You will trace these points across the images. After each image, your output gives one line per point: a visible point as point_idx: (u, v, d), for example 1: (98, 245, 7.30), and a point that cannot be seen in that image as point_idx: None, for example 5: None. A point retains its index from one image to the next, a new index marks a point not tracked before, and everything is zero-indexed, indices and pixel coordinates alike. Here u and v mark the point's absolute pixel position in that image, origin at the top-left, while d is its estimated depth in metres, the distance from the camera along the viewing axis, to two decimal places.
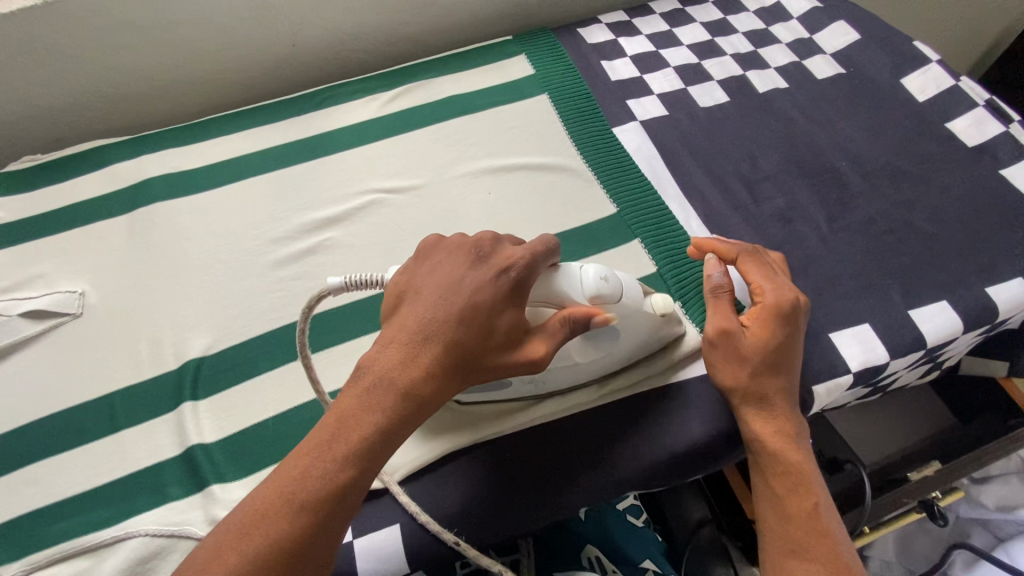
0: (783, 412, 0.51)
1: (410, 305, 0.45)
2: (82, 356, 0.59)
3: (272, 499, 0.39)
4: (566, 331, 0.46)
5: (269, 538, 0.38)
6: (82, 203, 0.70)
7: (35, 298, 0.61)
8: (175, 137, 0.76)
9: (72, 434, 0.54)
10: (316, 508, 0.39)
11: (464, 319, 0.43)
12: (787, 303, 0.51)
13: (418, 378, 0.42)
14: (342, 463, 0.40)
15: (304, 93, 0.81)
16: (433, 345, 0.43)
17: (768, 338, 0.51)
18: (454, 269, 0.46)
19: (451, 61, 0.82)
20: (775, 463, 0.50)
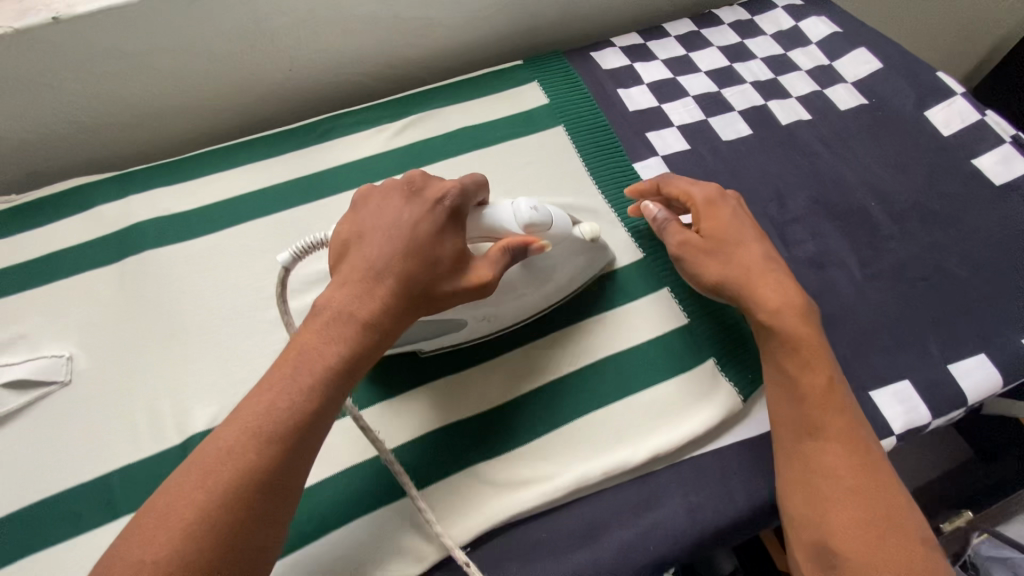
0: (814, 346, 0.51)
1: (356, 245, 0.49)
2: (73, 431, 0.54)
3: (236, 437, 0.41)
4: (506, 260, 0.50)
5: (240, 470, 0.39)
6: (65, 251, 0.64)
7: (17, 366, 0.56)
8: (164, 175, 0.70)
9: (67, 521, 0.50)
10: (284, 437, 0.41)
11: (411, 251, 0.47)
12: (719, 206, 0.58)
13: (373, 308, 0.46)
14: (307, 391, 0.43)
15: (302, 123, 0.75)
16: (384, 280, 0.47)
17: (718, 225, 0.57)
18: (393, 210, 0.50)
19: (459, 89, 0.78)
20: (786, 344, 0.51)
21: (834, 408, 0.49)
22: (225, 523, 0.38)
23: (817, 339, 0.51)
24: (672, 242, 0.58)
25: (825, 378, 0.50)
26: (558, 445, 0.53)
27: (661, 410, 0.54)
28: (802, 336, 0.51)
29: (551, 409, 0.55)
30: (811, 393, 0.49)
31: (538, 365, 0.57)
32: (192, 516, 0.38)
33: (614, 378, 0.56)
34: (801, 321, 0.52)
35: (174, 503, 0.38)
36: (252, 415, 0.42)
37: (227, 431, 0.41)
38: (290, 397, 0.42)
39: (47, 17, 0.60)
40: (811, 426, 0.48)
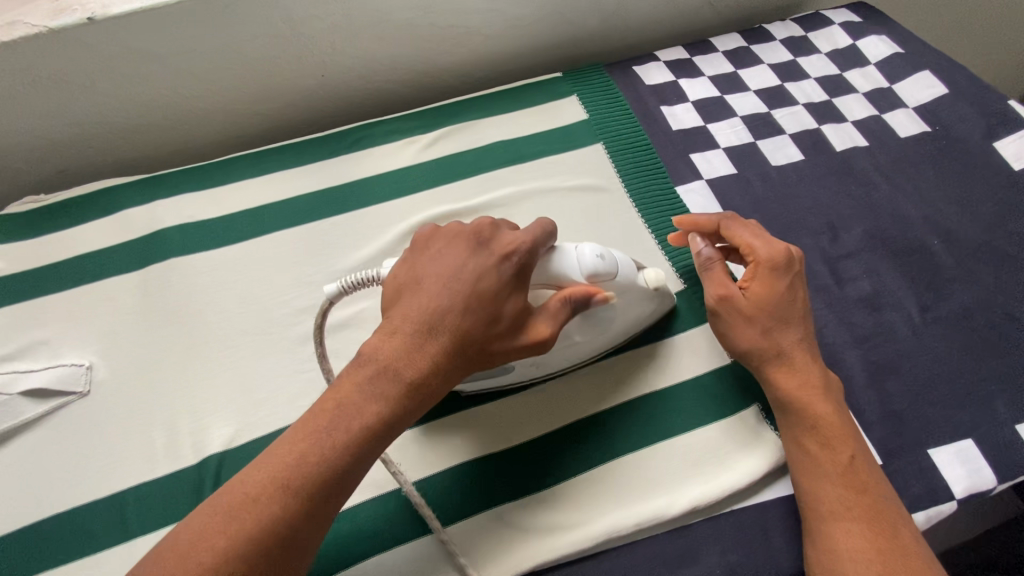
0: (836, 416, 0.49)
1: (413, 287, 0.44)
2: (89, 445, 0.53)
3: (265, 483, 0.38)
4: (566, 312, 0.46)
5: (261, 522, 0.37)
6: (90, 255, 0.63)
7: (37, 373, 0.55)
8: (193, 180, 0.69)
9: (79, 540, 0.49)
10: (311, 496, 0.38)
11: (473, 312, 0.43)
12: (777, 266, 0.53)
13: (420, 367, 0.42)
14: (341, 449, 0.40)
15: (333, 131, 0.73)
16: (438, 334, 0.43)
17: (768, 292, 0.52)
18: (457, 256, 0.45)
19: (495, 101, 0.75)
20: (806, 420, 0.49)
21: (858, 483, 0.46)
22: (246, 572, 0.36)
23: (839, 411, 0.49)
24: (710, 293, 0.53)
25: (846, 454, 0.47)
26: (591, 489, 0.50)
27: (701, 458, 0.51)
28: (822, 410, 0.49)
29: (584, 450, 0.52)
30: (832, 468, 0.47)
31: (571, 401, 0.54)
32: (205, 566, 0.35)
33: (654, 420, 0.53)
34: (819, 391, 0.50)
35: (188, 546, 0.36)
36: (281, 464, 0.38)
37: (251, 477, 0.38)
38: (324, 453, 0.39)
39: (82, 18, 0.59)
40: (833, 506, 0.45)
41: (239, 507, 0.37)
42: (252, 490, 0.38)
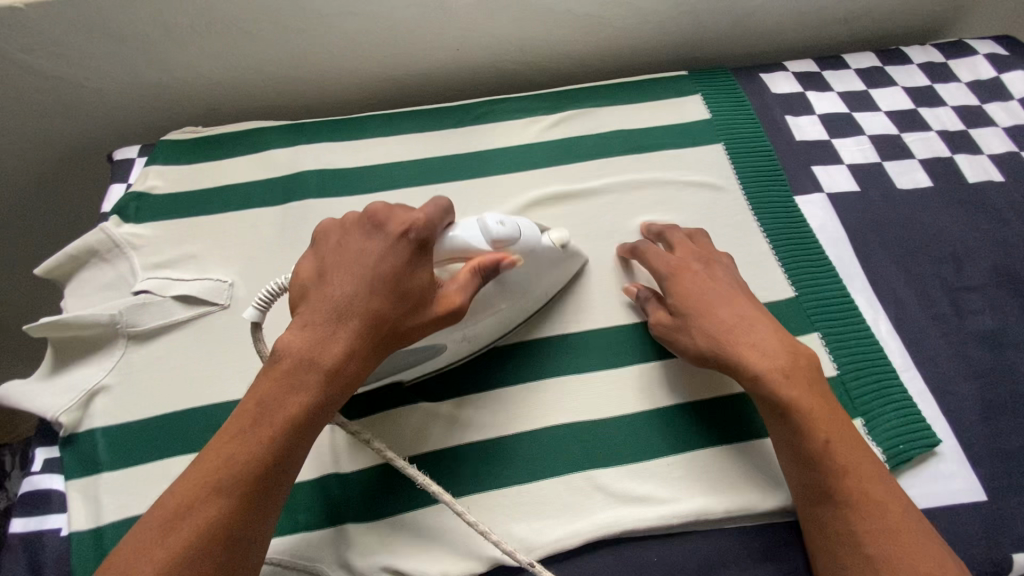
0: (804, 395, 0.48)
1: (318, 284, 0.46)
2: (225, 352, 0.58)
3: (193, 495, 0.40)
4: (477, 280, 0.49)
5: (199, 526, 0.39)
6: (237, 186, 0.70)
7: (188, 283, 0.61)
8: (331, 131, 0.74)
9: (211, 432, 0.54)
10: (243, 489, 0.40)
11: (388, 301, 0.45)
12: (695, 274, 0.56)
13: (335, 350, 0.44)
14: (266, 440, 0.42)
15: (462, 102, 0.77)
16: (351, 318, 0.45)
17: (687, 295, 0.54)
18: (355, 245, 0.47)
19: (620, 91, 0.77)
20: (784, 417, 0.48)
21: (841, 468, 0.46)
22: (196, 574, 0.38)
23: (806, 390, 0.49)
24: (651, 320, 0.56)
25: (827, 445, 0.47)
26: (683, 470, 0.51)
27: None
28: (786, 392, 0.48)
29: (678, 432, 0.53)
30: (812, 455, 0.47)
31: (669, 385, 0.55)
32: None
33: (749, 416, 0.54)
34: (786, 375, 0.49)
35: (130, 562, 0.37)
36: (208, 470, 0.40)
37: (179, 488, 0.40)
38: (247, 447, 0.41)
39: None
40: (821, 494, 0.46)
41: (169, 520, 0.39)
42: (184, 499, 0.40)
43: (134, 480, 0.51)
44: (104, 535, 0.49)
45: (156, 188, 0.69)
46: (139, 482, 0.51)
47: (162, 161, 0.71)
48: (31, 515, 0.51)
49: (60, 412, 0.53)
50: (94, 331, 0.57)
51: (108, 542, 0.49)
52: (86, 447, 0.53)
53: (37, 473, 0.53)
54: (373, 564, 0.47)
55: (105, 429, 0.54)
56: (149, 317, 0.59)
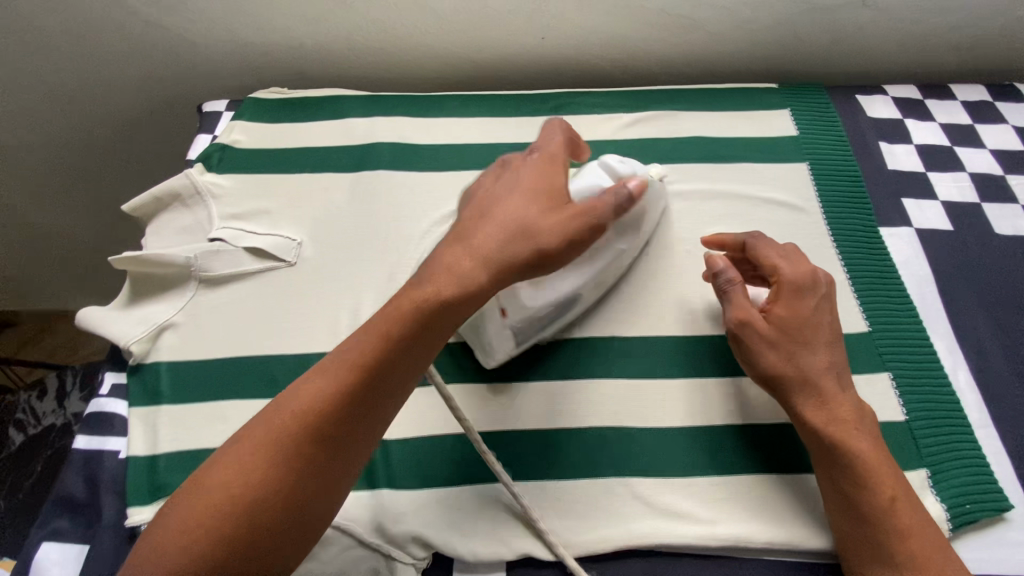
0: (870, 450, 0.46)
1: (471, 200, 0.46)
2: (287, 307, 0.60)
3: (313, 381, 0.41)
4: (608, 207, 0.42)
5: (310, 401, 0.39)
6: (315, 150, 0.72)
7: (260, 237, 0.63)
8: (410, 106, 0.75)
9: (266, 382, 0.56)
10: (358, 377, 0.40)
11: (528, 213, 0.43)
12: (805, 288, 0.51)
13: (469, 255, 0.42)
14: (385, 334, 0.41)
15: (541, 92, 0.77)
16: (488, 226, 0.43)
17: (795, 315, 0.50)
18: (509, 167, 0.47)
19: (704, 98, 0.74)
20: (844, 458, 0.46)
21: (899, 529, 0.44)
22: (295, 445, 0.39)
23: (872, 444, 0.47)
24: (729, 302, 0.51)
25: (887, 494, 0.45)
26: (726, 492, 0.50)
27: None
28: (856, 445, 0.46)
29: (726, 452, 0.52)
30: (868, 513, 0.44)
31: (722, 404, 0.54)
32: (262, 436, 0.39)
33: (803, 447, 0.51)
34: (852, 424, 0.47)
35: (249, 424, 0.40)
36: (338, 353, 0.42)
37: (314, 365, 0.42)
38: (370, 337, 0.41)
39: None
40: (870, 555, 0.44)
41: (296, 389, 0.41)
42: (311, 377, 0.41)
43: (190, 417, 0.54)
44: (156, 463, 0.51)
45: (240, 142, 0.72)
46: (194, 418, 0.54)
47: (248, 117, 0.74)
48: (94, 434, 0.54)
49: (132, 341, 0.56)
50: (170, 270, 0.60)
51: (160, 471, 0.51)
52: (150, 377, 0.56)
53: (104, 395, 0.56)
54: (404, 533, 0.47)
55: (169, 363, 0.56)
56: (221, 265, 0.61)
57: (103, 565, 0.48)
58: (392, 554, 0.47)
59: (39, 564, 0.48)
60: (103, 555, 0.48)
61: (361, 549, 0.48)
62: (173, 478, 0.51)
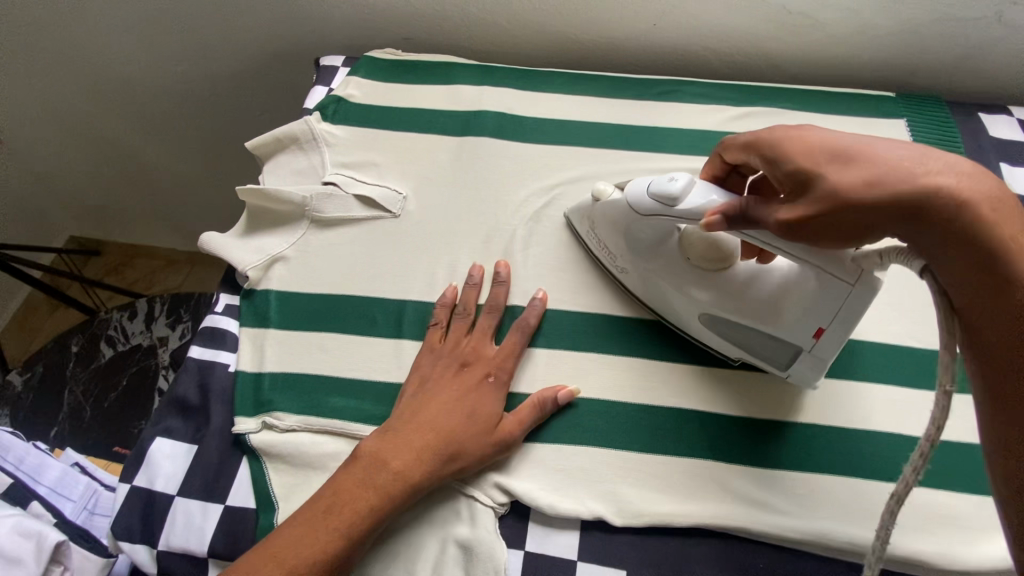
0: (1018, 238, 0.38)
1: (466, 367, 0.54)
2: (388, 255, 0.63)
3: (327, 519, 0.45)
4: (542, 410, 0.52)
5: (321, 544, 0.44)
6: (423, 110, 0.74)
7: (370, 186, 0.66)
8: (517, 78, 0.76)
9: (364, 321, 0.59)
10: (364, 525, 0.45)
11: (490, 410, 0.51)
12: (796, 130, 0.44)
13: (468, 449, 0.49)
14: (394, 493, 0.46)
15: (646, 77, 0.77)
16: (483, 420, 0.50)
17: (830, 147, 0.41)
18: (451, 370, 0.54)
19: (814, 100, 0.73)
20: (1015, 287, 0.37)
21: None
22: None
23: (1015, 229, 0.38)
24: (774, 224, 0.43)
25: None
26: (808, 488, 0.49)
27: (939, 522, 0.48)
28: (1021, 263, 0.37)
29: (811, 451, 0.51)
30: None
31: (812, 403, 0.53)
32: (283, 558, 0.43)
33: (891, 457, 0.51)
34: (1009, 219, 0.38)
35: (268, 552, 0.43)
36: (354, 493, 0.46)
37: (330, 494, 0.46)
38: (375, 493, 0.46)
39: None
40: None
41: (315, 516, 0.45)
42: (327, 505, 0.46)
43: (294, 343, 0.57)
44: (262, 381, 0.55)
45: (354, 96, 0.75)
46: (298, 345, 0.57)
47: (363, 74, 0.77)
48: (207, 346, 0.58)
49: (247, 267, 0.60)
50: (285, 207, 0.64)
51: (264, 388, 0.55)
52: (260, 303, 0.60)
53: (218, 313, 0.60)
54: (487, 479, 0.50)
55: (279, 293, 0.60)
56: (332, 208, 0.65)
57: (208, 465, 0.52)
58: (474, 494, 0.49)
59: (153, 455, 0.52)
60: (208, 456, 0.52)
61: (445, 488, 0.50)
62: (275, 395, 0.55)
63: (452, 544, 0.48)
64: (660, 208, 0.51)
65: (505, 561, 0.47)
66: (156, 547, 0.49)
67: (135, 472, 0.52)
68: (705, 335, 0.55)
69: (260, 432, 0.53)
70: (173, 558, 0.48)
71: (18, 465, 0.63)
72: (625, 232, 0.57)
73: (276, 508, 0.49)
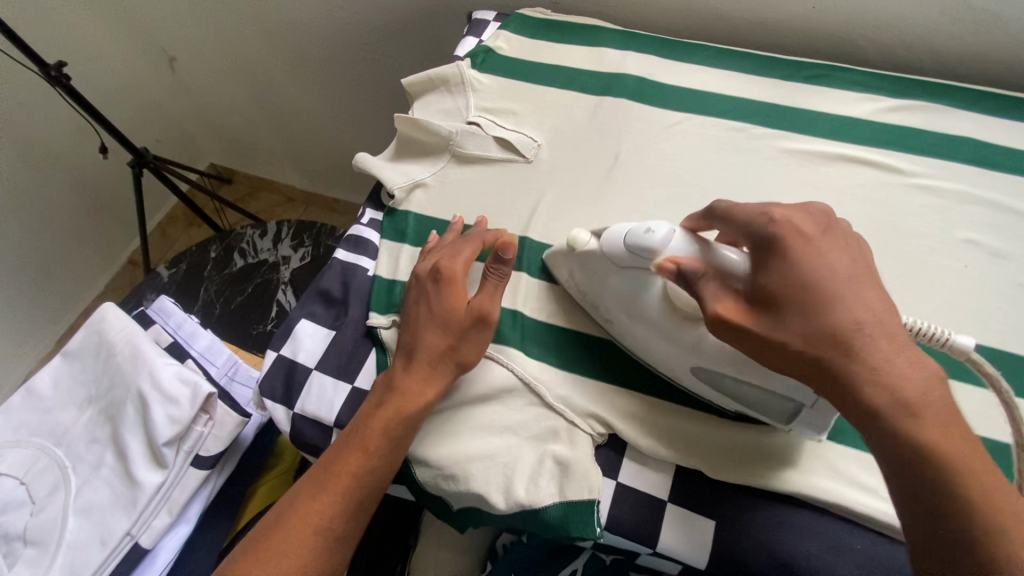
0: (940, 432, 0.37)
1: (421, 287, 0.56)
2: (517, 197, 0.67)
3: (354, 443, 0.50)
4: (497, 275, 0.56)
5: (362, 452, 0.50)
6: (565, 68, 0.77)
7: (509, 131, 0.70)
8: (662, 48, 0.77)
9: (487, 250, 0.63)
10: (393, 434, 0.50)
11: (455, 306, 0.54)
12: (794, 236, 0.43)
13: (447, 345, 0.53)
14: (407, 407, 0.51)
15: (796, 59, 0.75)
16: (448, 322, 0.54)
17: (785, 269, 0.42)
18: (414, 297, 0.56)
19: (983, 100, 0.68)
20: (922, 457, 0.37)
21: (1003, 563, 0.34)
22: (357, 480, 0.50)
23: (935, 418, 0.37)
24: (709, 313, 0.44)
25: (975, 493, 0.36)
26: None
27: None
28: (913, 427, 0.37)
29: None
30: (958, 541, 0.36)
31: None
32: (340, 471, 0.50)
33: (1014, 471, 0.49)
34: (922, 403, 0.38)
35: (331, 457, 0.51)
36: (372, 418, 0.50)
37: (360, 415, 0.52)
38: (395, 410, 0.51)
39: None
40: None
41: (349, 437, 0.51)
42: (353, 433, 0.51)
43: None
44: (394, 287, 0.61)
45: (501, 49, 0.79)
46: None
47: (512, 30, 0.81)
48: (351, 251, 0.64)
49: (395, 187, 0.67)
50: (430, 139, 0.70)
51: (396, 293, 0.61)
52: (401, 221, 0.66)
53: (363, 224, 0.67)
54: (587, 409, 0.53)
55: (417, 215, 0.66)
56: (471, 146, 0.69)
57: (343, 349, 0.58)
58: (575, 420, 0.52)
59: (298, 332, 0.59)
60: (343, 342, 0.59)
61: (542, 410, 0.54)
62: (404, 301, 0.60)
63: (550, 459, 0.51)
64: (639, 257, 0.50)
65: (600, 486, 0.50)
66: (292, 410, 0.56)
67: (281, 344, 0.59)
68: (700, 388, 0.51)
69: (389, 329, 0.58)
70: (304, 422, 0.55)
71: (177, 330, 0.75)
72: (602, 282, 0.54)
73: None
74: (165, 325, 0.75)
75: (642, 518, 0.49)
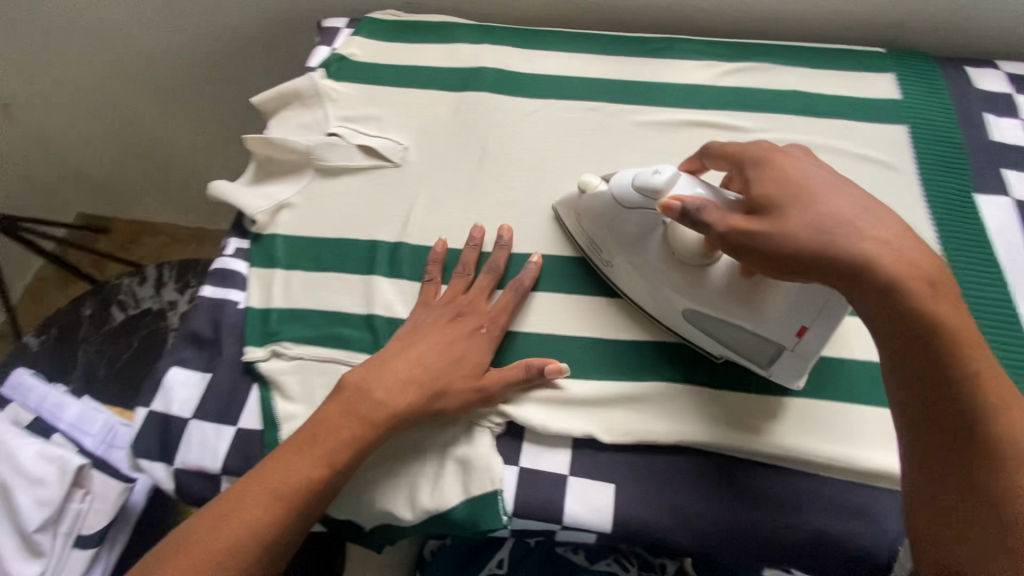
0: (947, 311, 0.40)
1: (442, 319, 0.56)
2: (389, 202, 0.66)
3: (270, 484, 0.46)
4: (520, 378, 0.52)
5: (280, 494, 0.46)
6: (422, 68, 0.76)
7: (372, 137, 0.69)
8: (516, 38, 0.78)
9: (363, 261, 0.62)
10: (323, 474, 0.47)
11: (476, 357, 0.54)
12: (780, 159, 0.46)
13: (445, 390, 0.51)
14: (340, 445, 0.48)
15: (641, 35, 0.78)
16: (460, 374, 0.52)
17: (781, 179, 0.45)
18: (435, 321, 0.56)
19: (804, 55, 0.75)
20: (930, 334, 0.39)
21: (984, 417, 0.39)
22: (267, 524, 0.46)
23: (941, 300, 0.40)
24: (719, 231, 0.45)
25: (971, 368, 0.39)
26: (790, 410, 0.52)
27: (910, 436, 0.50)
28: (932, 308, 0.39)
29: None
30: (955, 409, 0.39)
31: None
32: (250, 516, 0.46)
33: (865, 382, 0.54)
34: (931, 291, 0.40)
35: (232, 501, 0.46)
36: (301, 456, 0.47)
37: (286, 452, 0.48)
38: (327, 446, 0.48)
39: None
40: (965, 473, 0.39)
41: (267, 477, 0.47)
42: (276, 471, 0.47)
43: (299, 282, 0.60)
44: (269, 316, 0.58)
45: (355, 55, 0.77)
46: (304, 284, 0.60)
47: (364, 35, 0.79)
48: (218, 286, 0.61)
49: (257, 212, 0.64)
50: (290, 157, 0.67)
51: (272, 321, 0.58)
52: (268, 246, 0.63)
53: (229, 255, 0.63)
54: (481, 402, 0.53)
55: (285, 237, 0.63)
56: (334, 157, 0.67)
57: (221, 391, 0.55)
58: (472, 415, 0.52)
59: (168, 382, 0.55)
60: (221, 382, 0.55)
61: None
62: (281, 328, 0.57)
63: (452, 460, 0.51)
64: (644, 200, 0.52)
65: (501, 476, 0.50)
66: (173, 465, 0.52)
67: (151, 398, 0.55)
68: (691, 331, 0.54)
69: (268, 360, 0.56)
70: (189, 475, 0.52)
71: (40, 403, 0.68)
72: (606, 227, 0.56)
73: (280, 428, 0.52)
74: (25, 401, 0.68)
75: (549, 499, 0.50)
